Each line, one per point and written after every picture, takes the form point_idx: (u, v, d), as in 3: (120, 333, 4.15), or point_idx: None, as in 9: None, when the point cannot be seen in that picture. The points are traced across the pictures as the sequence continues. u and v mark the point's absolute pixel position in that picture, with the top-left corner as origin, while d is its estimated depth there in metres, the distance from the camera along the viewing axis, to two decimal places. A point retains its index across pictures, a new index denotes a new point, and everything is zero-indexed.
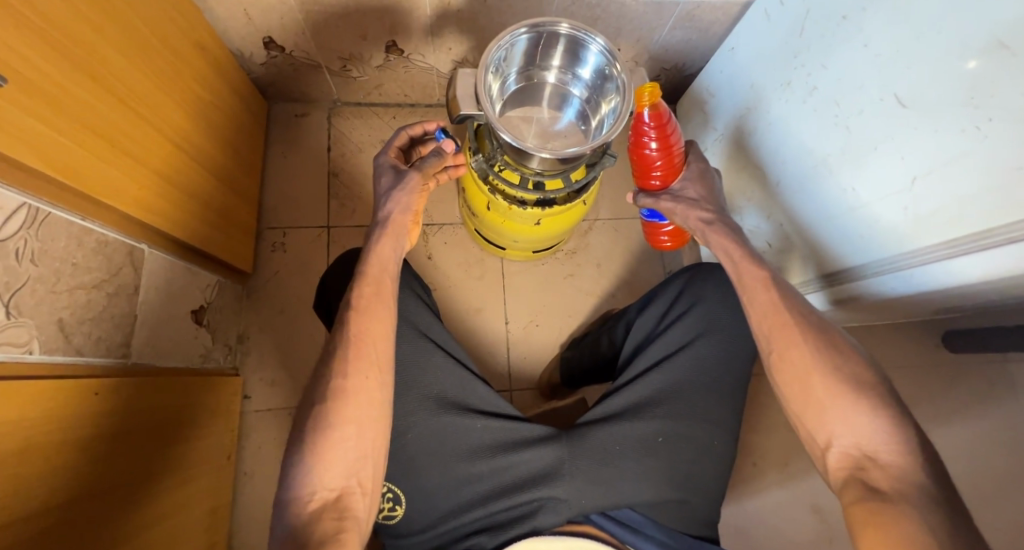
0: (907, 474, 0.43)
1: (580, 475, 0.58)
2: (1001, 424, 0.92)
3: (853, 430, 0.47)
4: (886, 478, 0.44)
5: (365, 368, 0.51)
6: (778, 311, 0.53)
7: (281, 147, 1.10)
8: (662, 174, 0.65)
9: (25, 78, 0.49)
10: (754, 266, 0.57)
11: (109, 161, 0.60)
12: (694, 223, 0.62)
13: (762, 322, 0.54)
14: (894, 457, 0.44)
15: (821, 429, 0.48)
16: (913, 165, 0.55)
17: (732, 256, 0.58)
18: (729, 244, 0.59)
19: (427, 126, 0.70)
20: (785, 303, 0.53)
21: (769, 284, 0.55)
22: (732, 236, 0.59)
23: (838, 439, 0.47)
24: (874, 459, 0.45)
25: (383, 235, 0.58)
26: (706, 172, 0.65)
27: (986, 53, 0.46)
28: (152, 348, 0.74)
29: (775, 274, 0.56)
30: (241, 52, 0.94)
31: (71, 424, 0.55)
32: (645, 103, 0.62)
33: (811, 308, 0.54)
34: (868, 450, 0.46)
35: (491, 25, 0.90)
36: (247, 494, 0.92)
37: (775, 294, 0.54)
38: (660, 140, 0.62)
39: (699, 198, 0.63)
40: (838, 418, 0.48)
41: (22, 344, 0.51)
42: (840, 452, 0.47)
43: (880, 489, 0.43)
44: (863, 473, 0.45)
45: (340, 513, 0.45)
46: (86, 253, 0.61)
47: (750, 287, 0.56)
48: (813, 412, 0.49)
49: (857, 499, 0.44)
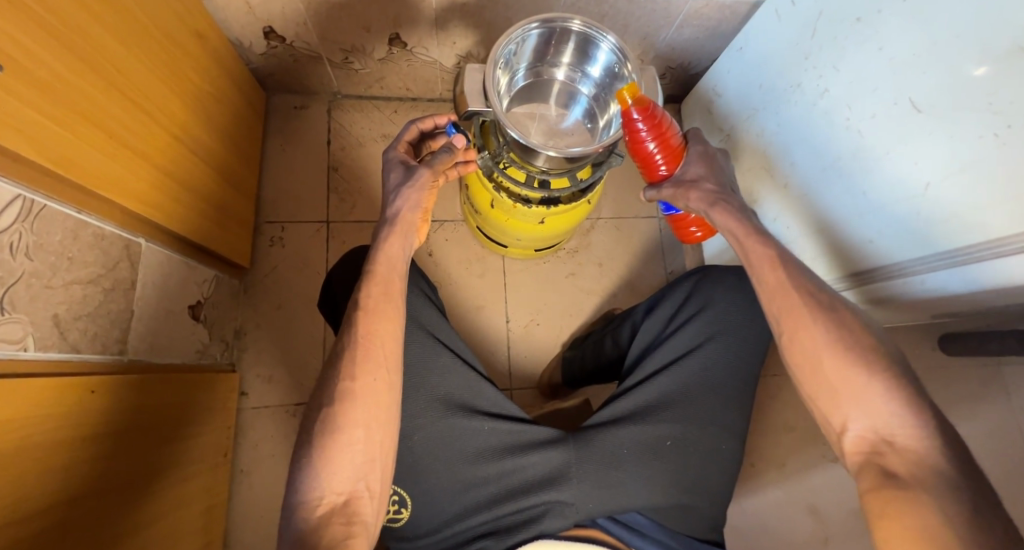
0: (925, 459, 0.42)
1: (588, 479, 0.57)
2: (996, 424, 0.93)
3: (867, 412, 0.45)
4: (904, 463, 0.43)
5: (374, 369, 0.50)
6: (786, 292, 0.51)
7: (280, 140, 1.07)
8: (665, 162, 0.60)
9: (20, 64, 0.47)
10: (760, 244, 0.54)
11: (105, 152, 0.58)
12: (695, 206, 0.59)
13: (771, 305, 0.52)
14: (912, 441, 0.43)
15: (836, 413, 0.47)
16: (927, 171, 0.55)
17: (735, 235, 0.55)
18: (734, 222, 0.55)
19: (438, 120, 0.68)
20: (794, 283, 0.51)
21: (776, 263, 0.52)
22: (739, 213, 0.56)
23: (853, 422, 0.46)
24: (892, 443, 0.44)
25: (392, 233, 0.56)
26: (708, 154, 0.62)
27: (1006, 59, 0.45)
28: (147, 344, 0.72)
29: (783, 251, 0.54)
30: (239, 42, 0.92)
31: (63, 424, 0.53)
32: (628, 102, 0.57)
33: (826, 288, 0.52)
34: (885, 433, 0.44)
35: (497, 19, 0.89)
36: (243, 492, 0.91)
37: (784, 275, 0.52)
38: (654, 132, 0.58)
39: (703, 176, 0.60)
40: (853, 402, 0.46)
41: (17, 341, 0.50)
42: (855, 436, 0.46)
43: (898, 475, 0.42)
44: (880, 458, 0.44)
45: (348, 517, 0.45)
46: (82, 247, 0.59)
47: (757, 263, 0.53)
48: (827, 396, 0.48)
49: (874, 486, 0.43)
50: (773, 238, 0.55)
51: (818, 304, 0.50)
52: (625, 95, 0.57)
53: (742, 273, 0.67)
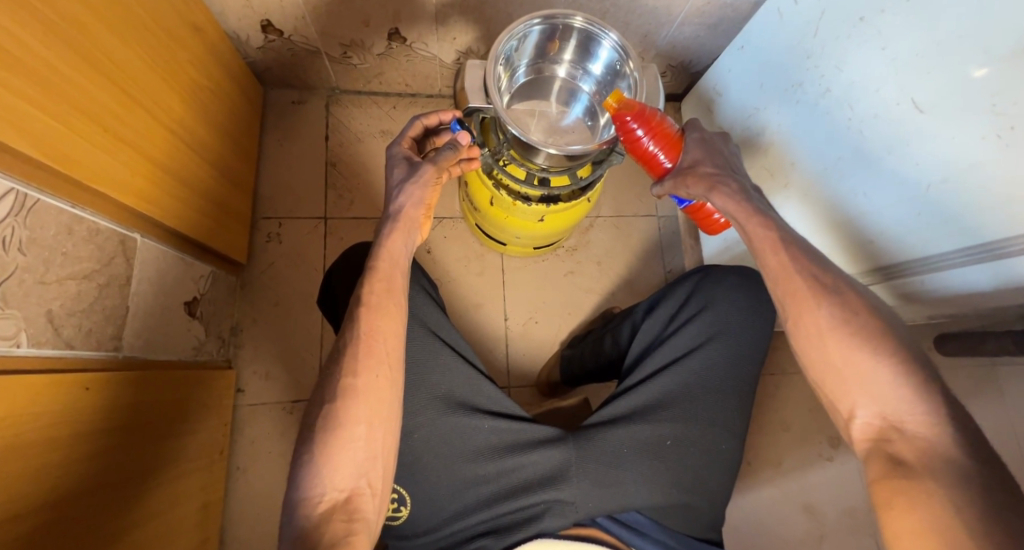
0: (936, 447, 0.40)
1: (589, 478, 0.57)
2: (990, 420, 0.89)
3: (875, 397, 0.43)
4: (914, 451, 0.40)
5: (376, 366, 0.49)
6: (790, 275, 0.49)
7: (277, 135, 1.07)
8: (665, 153, 0.59)
9: (14, 57, 0.46)
10: (761, 227, 0.51)
11: (100, 145, 0.57)
12: (693, 192, 0.56)
13: (775, 290, 0.50)
14: (922, 429, 0.41)
15: (844, 399, 0.45)
16: (930, 171, 0.55)
17: (736, 219, 0.53)
18: (733, 205, 0.53)
19: (443, 116, 0.68)
20: (796, 265, 0.49)
21: (778, 245, 0.50)
22: (739, 195, 0.53)
23: (862, 408, 0.44)
24: (901, 430, 0.42)
25: (394, 230, 0.56)
26: (708, 140, 0.59)
27: (1010, 60, 0.45)
28: (142, 340, 0.71)
29: (787, 232, 0.51)
30: (237, 35, 0.91)
31: (57, 420, 0.52)
32: (614, 104, 0.62)
33: (830, 268, 0.49)
34: (894, 419, 0.42)
35: (499, 15, 0.88)
36: (239, 488, 0.90)
37: (785, 257, 0.50)
38: (646, 126, 0.60)
39: (701, 159, 0.57)
40: (860, 387, 0.44)
41: (11, 337, 0.49)
42: (864, 423, 0.44)
43: (906, 462, 0.40)
44: (889, 446, 0.42)
45: (350, 514, 0.44)
46: (76, 242, 0.58)
47: (759, 246, 0.51)
48: (835, 380, 0.46)
49: (882, 475, 0.41)
50: (776, 221, 0.52)
51: (822, 287, 0.48)
52: (612, 101, 0.63)
53: (743, 272, 0.67)
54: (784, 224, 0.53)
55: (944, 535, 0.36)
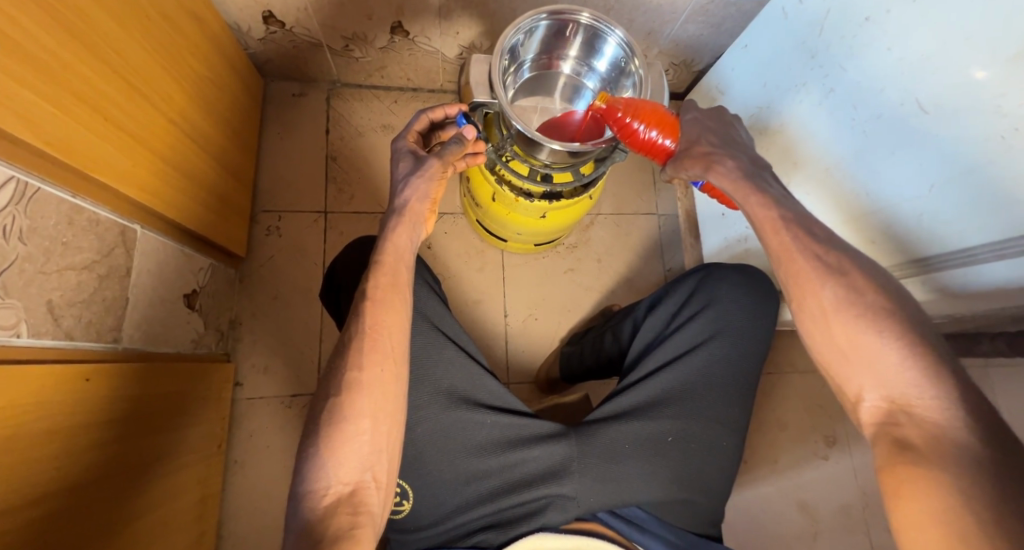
0: (945, 430, 0.39)
1: (591, 473, 0.57)
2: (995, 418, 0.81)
3: (882, 380, 0.43)
4: (921, 434, 0.40)
5: (380, 361, 0.49)
6: (791, 256, 0.49)
7: (276, 127, 1.06)
8: (665, 136, 0.60)
9: (18, 45, 0.46)
10: (763, 210, 0.51)
11: (99, 134, 0.57)
12: (692, 173, 0.57)
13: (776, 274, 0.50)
14: (931, 412, 0.40)
15: (851, 383, 0.45)
16: (932, 173, 0.56)
17: (735, 198, 0.53)
18: (729, 184, 0.53)
19: (449, 110, 0.68)
20: (799, 246, 0.49)
21: (778, 227, 0.50)
22: (735, 173, 0.54)
23: (869, 392, 0.44)
24: (909, 413, 0.41)
25: (400, 223, 0.56)
26: (712, 128, 0.59)
27: (1015, 63, 0.46)
28: (141, 331, 0.70)
29: (790, 212, 0.51)
30: (238, 26, 0.90)
31: (60, 412, 0.52)
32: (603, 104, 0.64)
33: (837, 248, 0.49)
34: (902, 403, 0.42)
35: (502, 9, 0.88)
36: (237, 481, 0.90)
37: (785, 237, 0.50)
38: (636, 115, 0.61)
39: (697, 138, 0.58)
40: (866, 369, 0.44)
41: (10, 326, 0.49)
42: (871, 406, 0.44)
43: (913, 446, 0.40)
44: (896, 430, 0.42)
45: (355, 507, 0.44)
46: (76, 232, 0.57)
47: (761, 227, 0.51)
48: (841, 363, 0.46)
49: (890, 459, 0.41)
50: (780, 203, 0.52)
51: (826, 267, 0.48)
52: (600, 102, 0.65)
53: (744, 270, 0.68)
54: (785, 201, 0.53)
55: (949, 515, 0.36)
